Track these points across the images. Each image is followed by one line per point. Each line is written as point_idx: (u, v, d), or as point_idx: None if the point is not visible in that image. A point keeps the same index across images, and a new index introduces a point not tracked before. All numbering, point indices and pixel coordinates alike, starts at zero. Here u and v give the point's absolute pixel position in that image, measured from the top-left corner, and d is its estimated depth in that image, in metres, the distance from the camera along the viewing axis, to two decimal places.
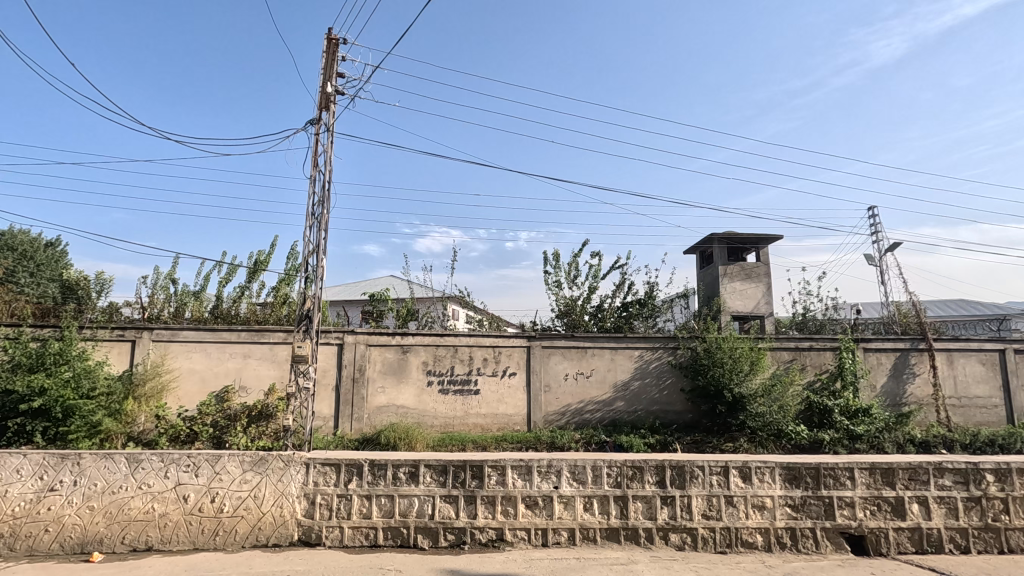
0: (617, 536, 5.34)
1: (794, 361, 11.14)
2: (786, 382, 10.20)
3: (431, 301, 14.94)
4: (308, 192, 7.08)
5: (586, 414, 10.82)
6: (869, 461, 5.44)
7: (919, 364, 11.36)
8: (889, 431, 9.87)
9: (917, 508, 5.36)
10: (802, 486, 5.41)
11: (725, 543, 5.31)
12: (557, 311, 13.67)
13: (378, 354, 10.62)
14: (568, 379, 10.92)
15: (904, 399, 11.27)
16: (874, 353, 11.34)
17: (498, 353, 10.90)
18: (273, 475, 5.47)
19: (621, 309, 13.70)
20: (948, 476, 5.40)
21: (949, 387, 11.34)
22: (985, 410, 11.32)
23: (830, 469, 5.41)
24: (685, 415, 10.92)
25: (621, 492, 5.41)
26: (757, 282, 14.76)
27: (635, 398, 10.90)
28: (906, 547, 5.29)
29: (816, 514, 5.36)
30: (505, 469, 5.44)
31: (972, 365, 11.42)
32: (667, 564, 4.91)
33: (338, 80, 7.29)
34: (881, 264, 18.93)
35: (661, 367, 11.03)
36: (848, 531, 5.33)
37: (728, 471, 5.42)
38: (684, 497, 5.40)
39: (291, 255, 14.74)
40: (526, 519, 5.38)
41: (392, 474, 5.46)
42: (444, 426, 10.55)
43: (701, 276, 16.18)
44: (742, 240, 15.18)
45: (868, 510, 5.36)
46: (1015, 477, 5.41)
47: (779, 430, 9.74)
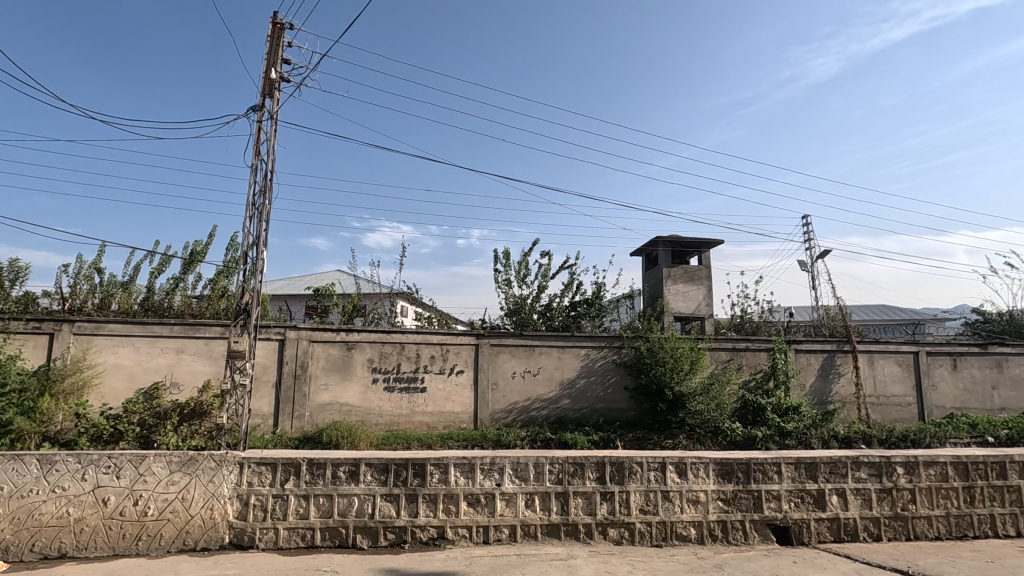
0: (557, 532, 5.42)
1: (731, 361, 11.64)
2: (723, 381, 10.61)
3: (378, 297, 14.70)
4: (248, 181, 6.80)
5: (532, 411, 10.92)
6: (795, 456, 5.74)
7: (844, 364, 12.10)
8: (815, 428, 10.47)
9: (836, 499, 5.71)
10: (733, 480, 5.65)
11: (661, 536, 5.49)
12: (506, 309, 13.73)
13: (322, 350, 10.34)
14: (515, 377, 10.99)
15: (830, 397, 11.98)
16: (805, 354, 12.00)
17: (446, 350, 10.83)
18: (203, 476, 5.23)
19: (569, 309, 13.91)
20: (864, 469, 5.78)
21: (870, 387, 12.14)
22: (901, 407, 12.19)
23: (759, 465, 5.67)
24: (628, 413, 11.20)
25: (562, 489, 5.49)
26: (698, 284, 15.32)
27: (580, 396, 11.08)
28: (826, 537, 5.63)
29: (746, 507, 5.63)
30: (448, 467, 5.41)
31: (890, 365, 12.28)
32: (605, 559, 5.03)
33: (283, 66, 7.03)
34: (812, 269, 20.09)
35: (607, 366, 11.27)
36: (774, 523, 5.62)
37: (665, 467, 5.60)
38: (623, 493, 5.53)
39: (230, 246, 14.13)
40: (468, 516, 5.37)
41: (331, 473, 5.33)
42: (389, 424, 10.38)
43: (646, 277, 16.63)
44: (685, 244, 15.72)
45: (793, 502, 5.67)
46: (922, 469, 5.84)
47: (716, 427, 10.11)
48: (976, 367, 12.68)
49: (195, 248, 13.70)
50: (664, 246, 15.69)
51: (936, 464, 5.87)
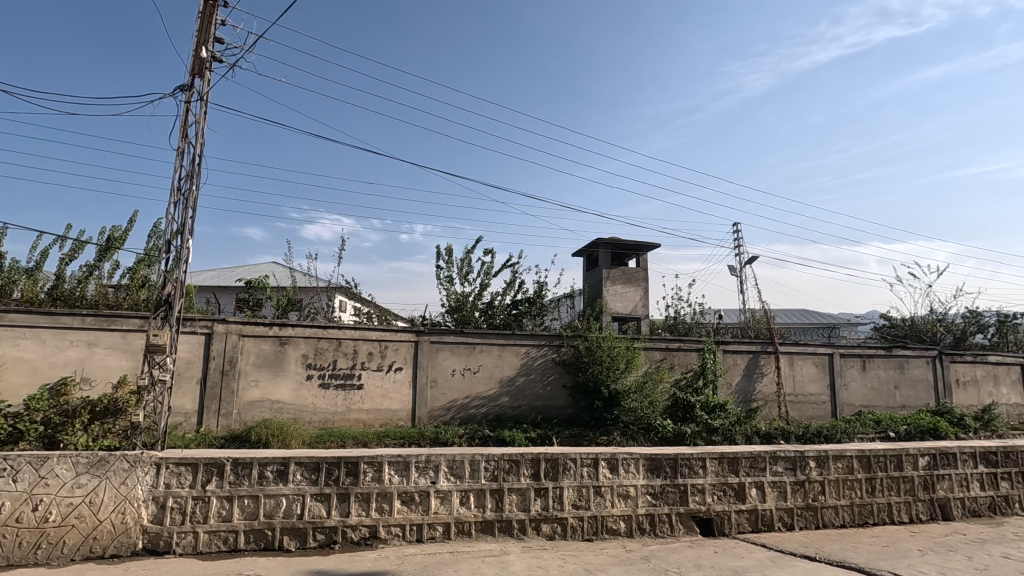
0: (491, 529, 5.45)
1: (664, 360, 12.09)
2: (657, 379, 11.01)
3: (315, 291, 14.24)
4: (174, 165, 6.40)
5: (471, 409, 10.91)
6: (719, 451, 6.03)
7: (767, 365, 12.84)
8: (740, 424, 11.06)
9: (755, 492, 6.06)
10: (661, 475, 5.88)
11: (592, 531, 5.63)
12: (448, 306, 13.66)
13: (252, 345, 9.89)
14: (455, 374, 10.94)
15: (753, 396, 12.68)
16: (732, 355, 12.63)
17: (385, 347, 10.64)
18: (115, 478, 4.89)
19: (510, 307, 14.00)
20: (780, 463, 6.16)
21: (790, 385, 12.94)
22: (816, 405, 13.07)
23: (685, 460, 5.93)
24: (566, 410, 11.40)
25: (497, 486, 5.52)
26: (636, 285, 15.82)
27: (519, 394, 11.18)
28: (744, 527, 5.96)
29: (672, 501, 5.86)
30: (382, 465, 5.32)
31: (808, 366, 13.13)
32: (537, 554, 5.10)
33: (215, 45, 6.67)
34: (741, 275, 21.20)
35: (546, 364, 11.43)
36: (698, 515, 5.89)
37: (597, 463, 5.75)
38: (556, 489, 5.63)
39: (153, 233, 13.27)
40: (402, 515, 5.30)
41: (257, 473, 5.11)
42: (323, 422, 10.07)
43: (586, 277, 16.98)
44: (624, 246, 16.18)
45: (716, 495, 5.96)
46: (831, 462, 6.29)
47: (648, 424, 10.44)
48: (882, 368, 13.78)
49: (113, 233, 12.78)
50: (604, 248, 16.09)
51: (844, 458, 6.34)
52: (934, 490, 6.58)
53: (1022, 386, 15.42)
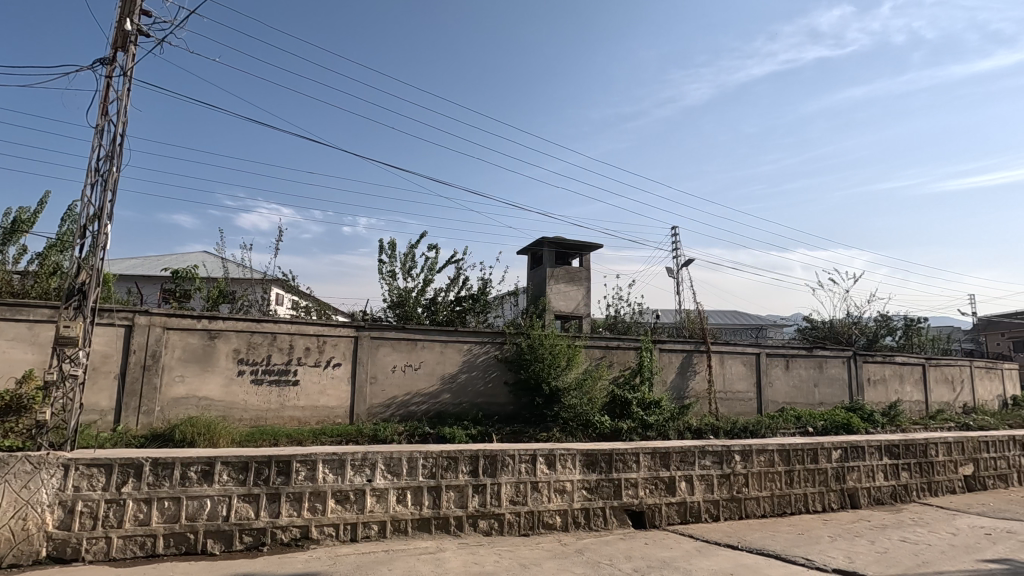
0: (428, 527, 5.41)
1: (603, 358, 12.38)
2: (596, 376, 11.27)
3: (249, 283, 13.63)
4: (92, 144, 5.94)
5: (411, 406, 10.78)
6: (652, 446, 6.24)
7: (699, 363, 13.41)
8: (673, 420, 11.50)
9: (684, 485, 6.32)
10: (596, 470, 6.02)
11: (528, 525, 5.70)
12: (390, 301, 13.43)
13: (178, 339, 9.35)
14: (396, 371, 10.77)
15: (686, 393, 13.21)
16: (667, 353, 13.10)
17: (323, 342, 10.32)
18: (15, 481, 4.50)
19: (454, 303, 13.93)
20: (708, 457, 6.44)
21: (720, 383, 13.57)
22: (743, 402, 13.77)
23: (620, 455, 6.10)
24: (507, 407, 11.47)
25: (435, 483, 5.48)
26: (579, 284, 16.10)
27: (460, 390, 11.14)
28: (674, 519, 6.21)
29: (607, 495, 6.02)
30: (316, 464, 5.16)
31: (736, 364, 13.82)
32: (473, 550, 5.11)
33: (141, 18, 6.24)
34: (678, 276, 22.02)
35: (488, 361, 11.45)
36: (631, 508, 6.08)
37: (535, 459, 5.82)
38: (494, 485, 5.66)
39: (67, 216, 12.27)
40: (335, 514, 5.17)
41: (180, 473, 4.84)
42: (254, 419, 9.67)
43: (531, 276, 17.14)
44: (568, 246, 16.44)
45: (648, 488, 6.18)
46: (754, 456, 6.64)
47: (587, 420, 10.68)
48: (804, 367, 14.69)
49: (19, 215, 11.71)
50: (549, 247, 16.29)
51: (766, 452, 6.72)
52: (844, 481, 7.09)
53: (923, 385, 16.87)
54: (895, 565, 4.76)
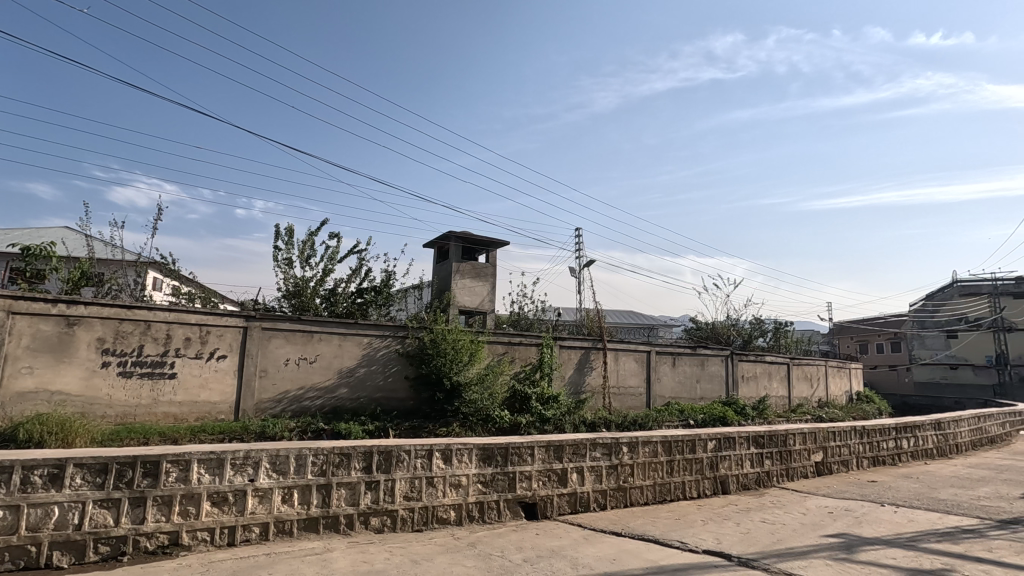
0: (315, 526, 5.18)
1: (505, 353, 12.54)
2: (497, 371, 11.43)
3: (119, 265, 12.25)
4: None
5: (304, 401, 10.25)
6: (546, 440, 6.42)
7: (596, 359, 14.00)
8: (569, 414, 11.93)
9: (575, 476, 6.58)
10: (492, 464, 6.09)
11: (422, 521, 5.64)
12: (285, 291, 12.68)
13: (27, 326, 8.20)
14: (289, 364, 10.19)
15: (583, 388, 13.75)
16: (567, 350, 13.54)
17: (206, 332, 9.52)
18: None
19: (355, 295, 13.45)
20: (599, 449, 6.75)
21: (614, 378, 14.28)
22: (634, 397, 14.60)
23: (516, 448, 6.22)
24: (407, 402, 11.25)
25: (325, 481, 5.26)
26: (484, 280, 16.18)
27: (359, 385, 10.77)
28: (564, 509, 6.44)
29: (501, 488, 6.12)
30: (190, 464, 4.76)
31: (630, 361, 14.61)
32: (363, 548, 4.97)
33: None
34: (580, 276, 22.85)
35: (389, 355, 11.16)
36: (524, 500, 6.22)
37: (431, 454, 5.77)
38: (388, 481, 5.54)
39: None
40: (210, 518, 4.79)
41: (21, 478, 4.25)
42: (121, 416, 8.71)
43: (436, 270, 16.97)
44: (475, 241, 16.47)
45: (541, 481, 6.35)
46: (640, 447, 7.06)
47: (487, 415, 10.72)
48: (688, 364, 15.85)
49: None
50: (456, 241, 16.21)
51: (651, 443, 7.16)
52: (717, 469, 7.74)
53: (787, 381, 18.88)
54: (755, 543, 5.28)
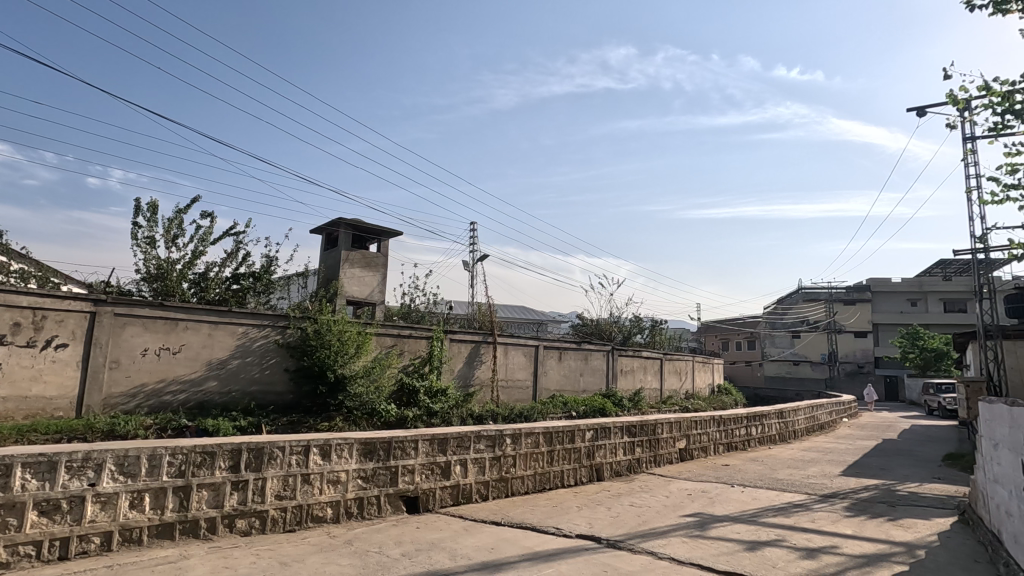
0: (170, 533, 4.71)
1: (394, 346, 12.26)
2: (385, 364, 11.12)
3: None
4: None
5: (165, 396, 9.28)
6: (431, 433, 6.38)
7: (486, 353, 14.17)
8: (457, 408, 11.93)
9: (458, 468, 6.61)
10: (374, 458, 5.94)
11: (295, 521, 5.36)
12: (145, 273, 11.37)
13: None
14: (147, 355, 9.16)
15: (472, 380, 13.85)
16: (457, 343, 13.58)
17: (41, 318, 8.28)
18: None
19: (230, 281, 12.42)
20: (482, 441, 6.83)
21: (502, 372, 14.53)
22: (521, 389, 14.98)
23: (399, 442, 6.11)
24: (285, 396, 10.56)
25: (183, 482, 4.81)
26: (375, 270, 15.68)
27: (230, 377, 9.96)
28: (446, 501, 6.46)
29: (382, 482, 5.98)
30: (11, 469, 4.10)
31: (518, 355, 14.97)
32: (225, 553, 4.60)
33: None
34: (472, 270, 23.00)
35: (266, 347, 10.40)
36: (406, 494, 6.14)
37: (308, 450, 5.49)
38: (258, 481, 5.19)
39: None
40: (37, 530, 4.17)
41: None
42: None
43: (323, 257, 16.18)
44: (366, 230, 15.90)
45: (424, 474, 6.31)
46: (523, 438, 7.26)
47: (372, 408, 10.45)
48: (573, 359, 16.56)
49: None
50: (345, 228, 15.55)
51: (533, 435, 7.40)
52: (593, 457, 8.19)
53: (659, 375, 20.44)
54: (622, 526, 5.66)
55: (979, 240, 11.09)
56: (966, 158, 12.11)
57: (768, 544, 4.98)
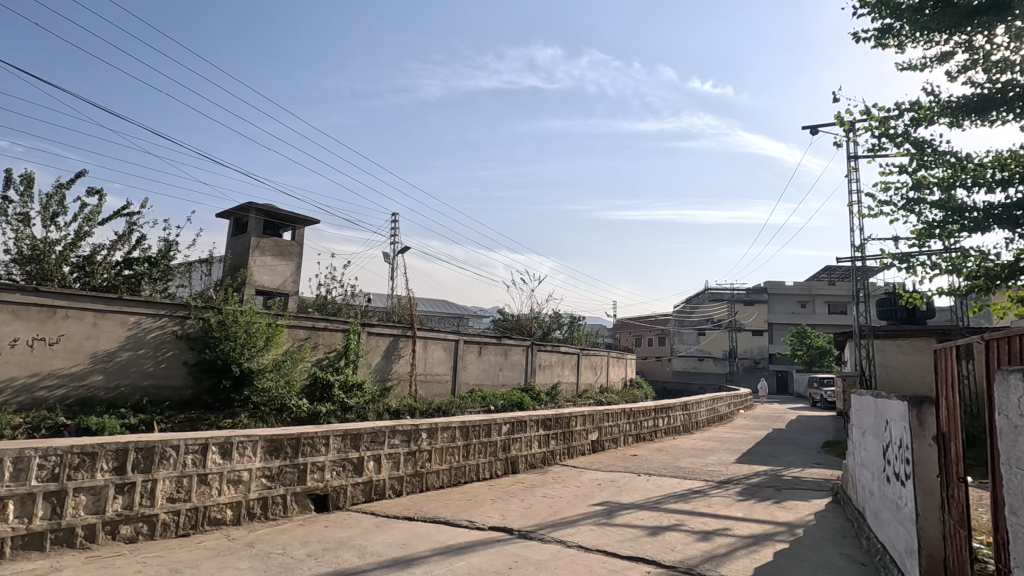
0: (40, 543, 4.24)
1: (307, 339, 11.72)
2: (297, 358, 10.65)
3: None
4: None
5: (39, 391, 8.35)
6: (343, 429, 6.18)
7: (404, 347, 13.92)
8: (373, 403, 11.64)
9: (372, 464, 6.46)
10: (280, 456, 5.67)
11: (190, 525, 5.00)
12: (16, 254, 10.12)
13: None
14: (16, 346, 8.17)
15: (389, 375, 13.57)
16: (375, 336, 13.23)
17: None
18: None
19: (121, 266, 11.35)
20: (397, 436, 6.72)
21: (421, 366, 14.35)
22: (440, 384, 14.88)
23: (308, 439, 5.86)
24: (184, 391, 9.81)
25: (57, 487, 4.34)
26: (288, 259, 14.93)
27: (119, 371, 9.11)
28: (358, 498, 6.29)
29: (289, 481, 5.72)
30: None
31: (438, 350, 14.85)
32: (106, 563, 4.20)
33: None
34: (393, 262, 22.51)
35: (162, 338, 9.60)
36: (315, 492, 5.91)
37: (206, 449, 5.15)
38: (147, 482, 4.79)
39: None
40: None
41: None
42: None
43: (231, 244, 15.18)
44: (279, 216, 15.08)
45: (335, 471, 6.10)
46: (439, 433, 7.22)
47: (281, 404, 9.96)
48: (493, 353, 16.67)
49: None
50: (256, 213, 14.66)
51: (449, 429, 7.37)
52: (509, 450, 8.29)
53: (576, 369, 21.05)
54: (534, 516, 5.78)
55: (858, 250, 12.30)
56: (849, 174, 13.39)
57: (668, 529, 5.29)
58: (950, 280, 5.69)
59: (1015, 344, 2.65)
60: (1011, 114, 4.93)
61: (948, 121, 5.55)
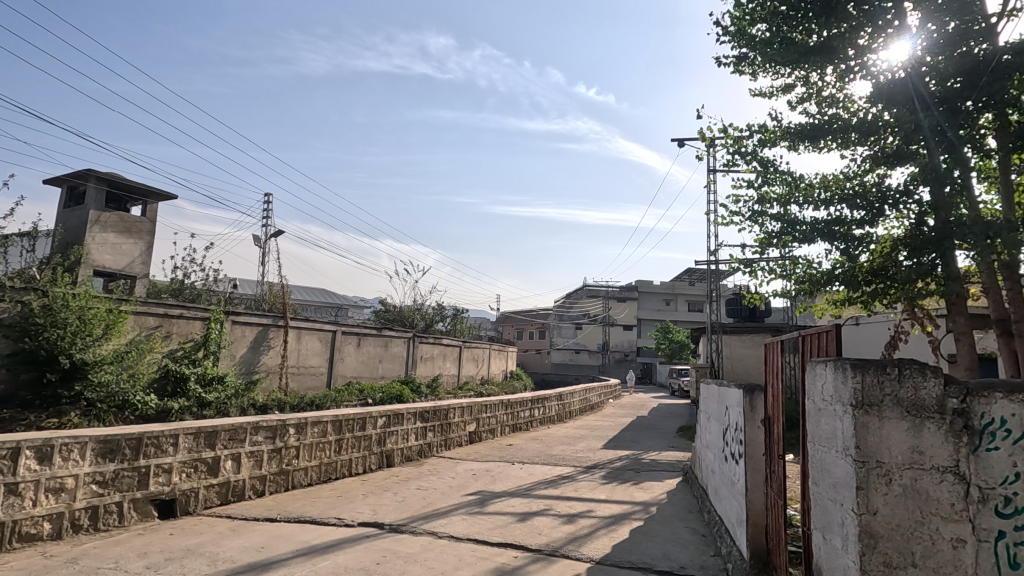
0: None
1: (158, 328, 10.50)
2: (144, 349, 9.52)
3: None
4: None
5: None
6: (196, 426, 5.62)
7: (274, 338, 12.99)
8: (236, 397, 10.74)
9: (230, 464, 5.96)
10: (116, 459, 5.02)
11: None
12: None
13: None
14: None
15: (256, 367, 12.59)
16: (240, 326, 12.23)
17: None
18: None
19: None
20: (261, 432, 6.26)
21: (293, 358, 13.50)
22: (314, 376, 14.12)
23: (153, 439, 5.25)
24: None
25: None
26: (136, 237, 13.24)
27: None
28: (212, 502, 5.77)
29: (127, 486, 5.08)
30: None
31: (313, 341, 14.08)
32: None
33: None
34: (264, 246, 20.93)
35: None
36: (159, 498, 5.32)
37: (17, 454, 4.40)
38: None
39: None
40: None
41: None
42: None
43: (62, 216, 13.12)
44: (126, 187, 13.31)
45: (184, 473, 5.53)
46: (309, 428, 6.83)
47: (123, 401, 8.82)
48: (372, 345, 16.15)
49: None
50: (96, 182, 12.80)
51: (320, 424, 7.01)
52: (384, 444, 8.09)
53: (457, 361, 21.11)
54: (406, 509, 5.70)
55: (713, 254, 13.65)
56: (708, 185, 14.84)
57: (536, 514, 5.50)
58: (783, 284, 6.49)
59: (823, 340, 3.12)
60: (835, 143, 5.73)
61: (787, 145, 6.33)
